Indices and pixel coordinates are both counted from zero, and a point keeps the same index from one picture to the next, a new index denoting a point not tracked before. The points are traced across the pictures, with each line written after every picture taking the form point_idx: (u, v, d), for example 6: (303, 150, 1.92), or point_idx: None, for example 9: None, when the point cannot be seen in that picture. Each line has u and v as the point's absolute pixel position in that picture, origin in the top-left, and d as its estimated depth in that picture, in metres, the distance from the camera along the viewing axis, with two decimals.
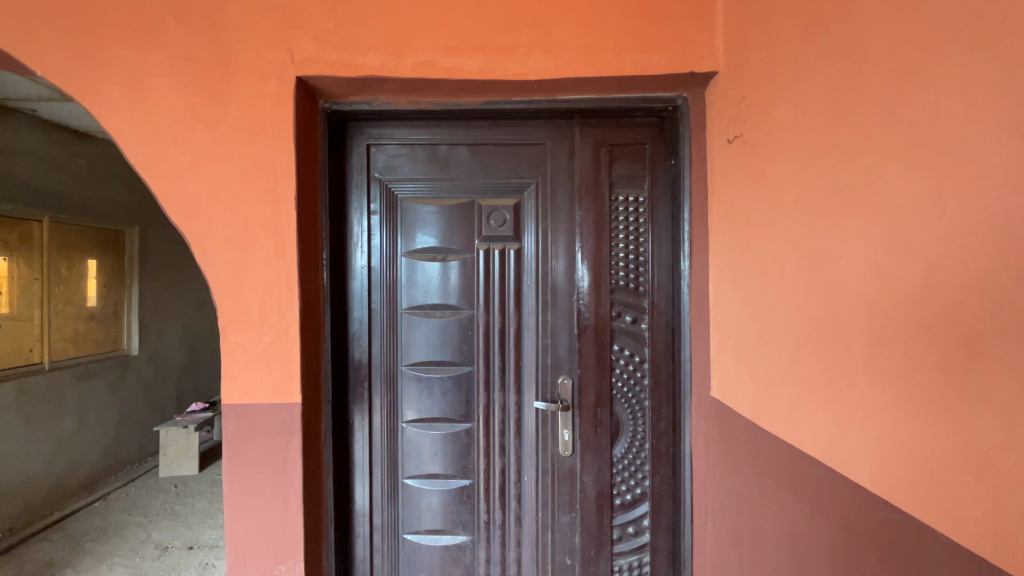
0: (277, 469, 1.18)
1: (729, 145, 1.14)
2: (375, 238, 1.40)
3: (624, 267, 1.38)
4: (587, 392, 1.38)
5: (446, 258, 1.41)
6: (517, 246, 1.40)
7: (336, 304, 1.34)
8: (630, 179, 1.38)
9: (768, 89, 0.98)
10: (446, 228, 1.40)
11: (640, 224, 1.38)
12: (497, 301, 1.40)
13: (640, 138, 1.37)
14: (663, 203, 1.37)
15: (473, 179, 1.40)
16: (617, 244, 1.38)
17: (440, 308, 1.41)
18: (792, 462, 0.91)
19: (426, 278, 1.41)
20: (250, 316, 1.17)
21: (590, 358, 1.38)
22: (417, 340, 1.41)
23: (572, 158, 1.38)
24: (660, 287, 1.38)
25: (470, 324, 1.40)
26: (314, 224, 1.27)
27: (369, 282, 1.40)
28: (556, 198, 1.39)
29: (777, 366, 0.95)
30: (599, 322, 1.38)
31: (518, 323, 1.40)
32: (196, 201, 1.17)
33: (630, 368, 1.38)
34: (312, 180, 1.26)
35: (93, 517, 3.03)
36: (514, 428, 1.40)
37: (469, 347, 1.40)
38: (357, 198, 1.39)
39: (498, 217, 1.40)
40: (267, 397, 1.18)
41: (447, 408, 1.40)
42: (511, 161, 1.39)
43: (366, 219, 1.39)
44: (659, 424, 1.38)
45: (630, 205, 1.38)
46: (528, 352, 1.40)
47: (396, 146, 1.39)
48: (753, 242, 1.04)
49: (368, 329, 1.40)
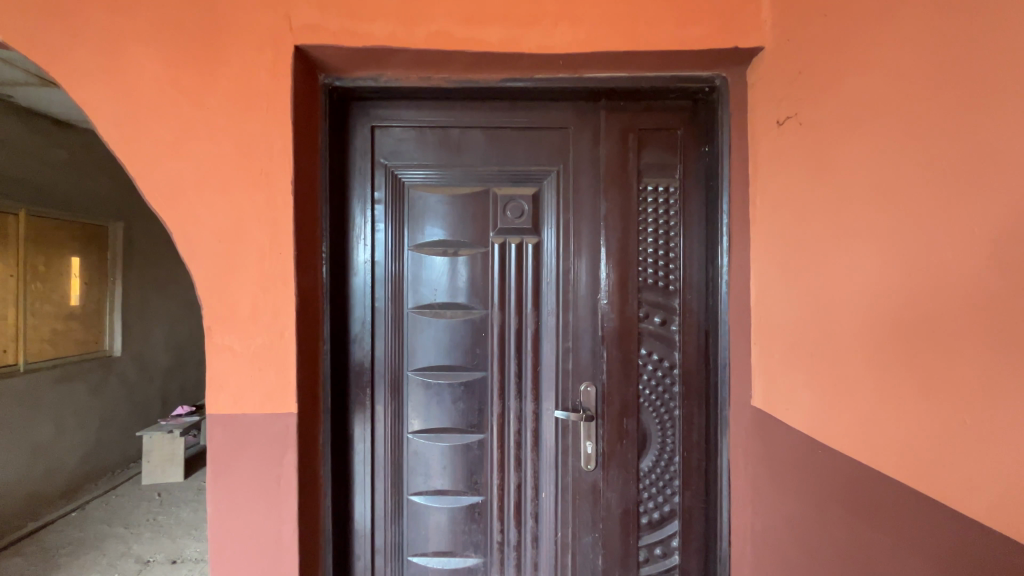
0: (270, 486, 1.04)
1: (779, 128, 1.02)
2: (380, 230, 1.27)
3: (653, 264, 1.26)
4: (611, 401, 1.26)
5: (457, 253, 1.28)
6: (536, 240, 1.28)
7: (335, 302, 1.21)
8: (659, 167, 1.26)
9: (835, 62, 0.86)
10: (458, 220, 1.28)
11: (671, 217, 1.26)
12: (513, 300, 1.28)
13: (671, 123, 1.26)
14: (696, 193, 1.26)
15: (488, 167, 1.27)
16: (645, 239, 1.26)
17: (450, 307, 1.28)
18: (866, 485, 0.79)
19: (434, 274, 1.28)
20: (240, 315, 1.04)
21: (615, 363, 1.26)
22: (424, 343, 1.28)
23: (597, 145, 1.26)
24: (692, 285, 1.26)
25: (483, 326, 1.28)
26: (313, 213, 1.14)
27: (373, 278, 1.27)
28: (579, 188, 1.26)
29: (845, 377, 0.84)
30: (626, 324, 1.26)
31: (536, 325, 1.28)
32: (179, 184, 1.03)
33: (659, 374, 1.26)
34: (310, 164, 1.13)
35: (70, 528, 2.86)
36: (531, 440, 1.28)
37: (483, 351, 1.28)
38: (359, 185, 1.26)
39: (515, 209, 1.27)
40: (258, 407, 1.04)
41: (457, 418, 1.28)
42: (529, 147, 1.27)
43: (369, 209, 1.26)
44: (690, 436, 1.26)
45: (660, 195, 1.26)
46: (547, 357, 1.27)
47: (404, 129, 1.26)
48: (813, 234, 0.92)
49: (372, 331, 1.27)
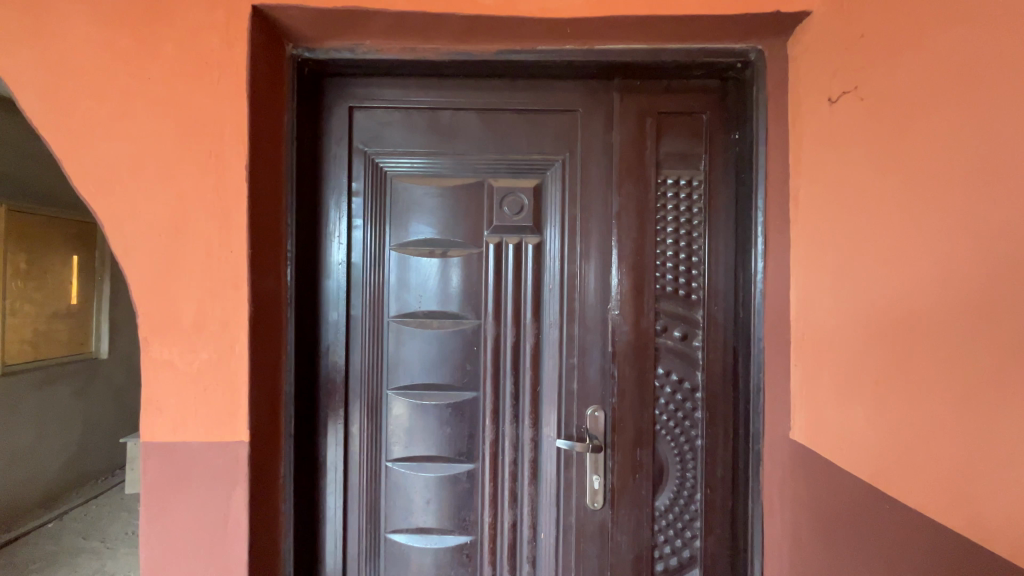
0: (215, 529, 0.88)
1: (833, 106, 0.85)
2: (357, 226, 1.10)
3: (673, 269, 1.08)
4: (623, 428, 1.08)
5: (446, 254, 1.11)
6: (537, 240, 1.10)
7: (300, 310, 1.04)
8: (681, 157, 1.09)
9: (912, 17, 0.69)
10: (447, 216, 1.11)
11: (693, 215, 1.08)
12: (510, 310, 1.10)
13: (695, 105, 1.08)
14: (724, 187, 1.08)
15: (482, 155, 1.10)
16: (663, 240, 1.08)
17: (438, 316, 1.11)
18: (955, 562, 0.60)
19: (419, 278, 1.11)
20: (183, 324, 0.87)
21: (628, 385, 1.08)
22: (407, 357, 1.11)
23: (608, 131, 1.09)
24: (718, 293, 1.08)
25: (476, 339, 1.10)
26: (276, 205, 0.97)
27: (348, 281, 1.10)
28: (587, 180, 1.09)
29: (927, 415, 0.65)
30: (641, 339, 1.08)
31: (536, 338, 1.10)
32: (113, 167, 0.87)
33: (678, 398, 1.08)
34: (273, 148, 0.96)
35: (45, 542, 2.71)
36: (528, 471, 1.10)
37: (475, 368, 1.10)
38: (334, 174, 1.09)
39: (514, 203, 1.10)
40: (201, 434, 0.87)
41: (443, 444, 1.10)
42: (531, 132, 1.10)
43: (345, 202, 1.09)
44: (714, 470, 1.08)
45: (681, 189, 1.09)
46: (548, 376, 1.10)
47: (387, 110, 1.10)
48: (879, 234, 0.74)
49: (346, 342, 1.10)
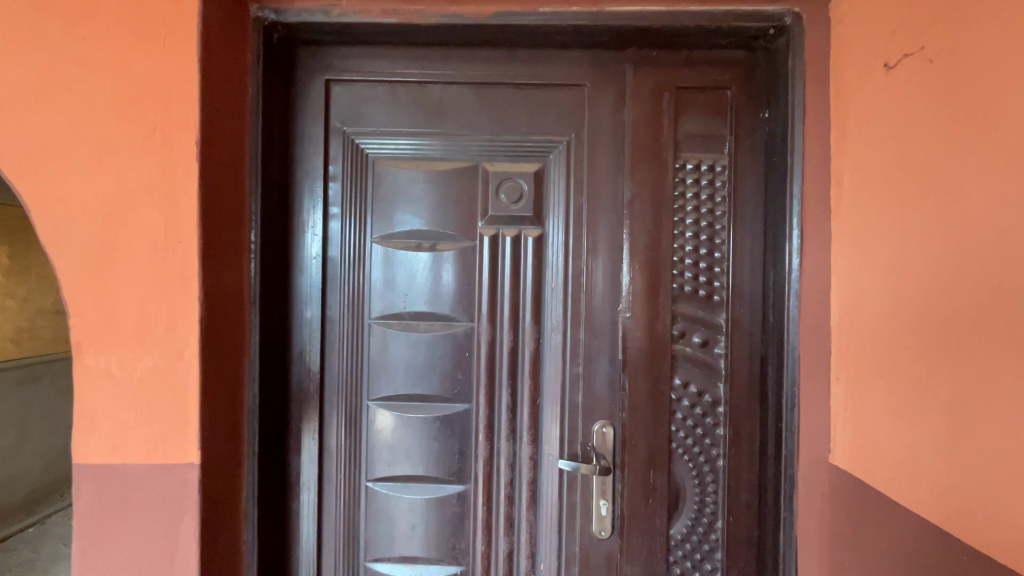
0: (161, 566, 0.75)
1: (890, 73, 0.71)
2: (334, 215, 0.97)
3: (692, 266, 0.95)
4: (634, 446, 0.95)
5: (435, 247, 0.98)
6: (538, 233, 0.97)
7: (265, 310, 0.91)
8: (702, 139, 0.95)
9: None
10: (436, 204, 0.98)
11: (716, 204, 0.95)
12: (506, 311, 0.97)
13: (719, 80, 0.95)
14: (752, 172, 0.94)
15: (476, 135, 0.97)
16: (681, 233, 0.95)
17: (426, 318, 0.98)
18: None
19: (403, 275, 0.98)
20: (123, 327, 0.75)
21: (640, 398, 0.95)
22: (390, 364, 0.98)
23: (619, 108, 0.96)
24: (743, 294, 0.95)
25: (468, 345, 0.97)
26: (237, 189, 0.84)
27: (323, 278, 0.97)
28: (596, 164, 0.96)
29: None
30: (655, 346, 0.95)
31: (536, 345, 0.97)
32: (40, 142, 0.74)
33: (698, 412, 0.96)
34: (233, 124, 0.83)
35: (24, 549, 2.60)
36: (527, 494, 0.97)
37: (467, 377, 0.97)
38: (307, 156, 0.96)
39: (512, 191, 0.97)
40: (144, 455, 0.75)
41: (430, 463, 0.98)
42: (532, 110, 0.97)
43: (320, 189, 0.96)
44: (738, 494, 0.95)
45: (703, 175, 0.95)
46: (549, 387, 0.97)
47: (368, 84, 0.97)
48: (953, 224, 0.61)
49: (320, 347, 0.97)
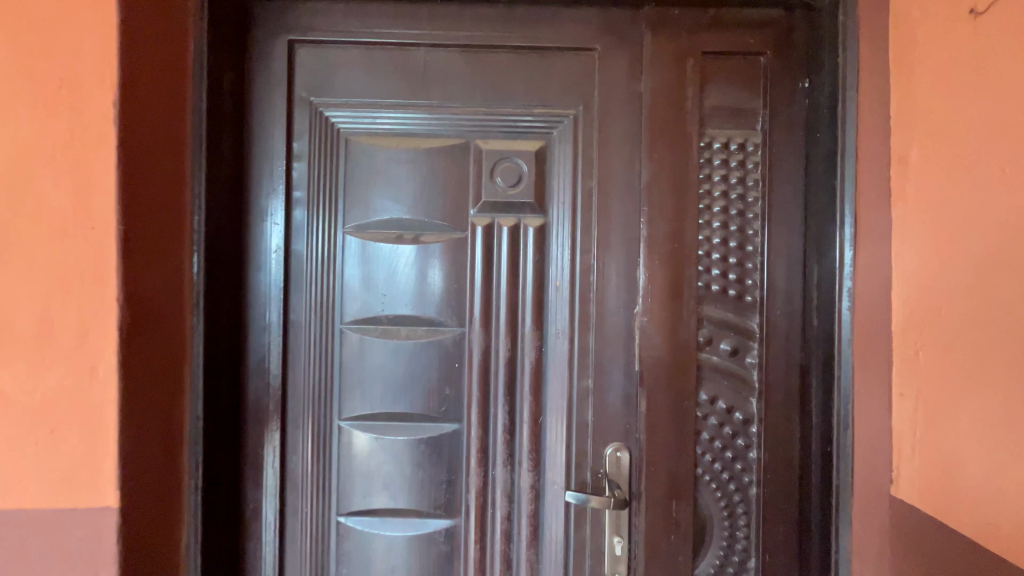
0: None
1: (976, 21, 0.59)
2: (298, 201, 0.82)
3: (720, 262, 0.81)
4: (653, 472, 0.81)
5: (419, 239, 0.83)
6: (539, 222, 0.83)
7: (212, 314, 0.76)
8: (731, 114, 0.82)
9: None
10: (420, 188, 0.83)
11: (747, 190, 0.82)
12: (503, 315, 0.83)
13: (752, 43, 0.81)
14: (790, 152, 0.81)
15: (467, 108, 0.83)
16: (708, 223, 0.81)
17: (408, 323, 0.83)
18: None
19: (382, 272, 0.83)
20: (19, 336, 0.59)
21: (660, 415, 0.81)
22: (365, 378, 0.83)
23: (634, 77, 0.82)
24: (781, 295, 0.81)
25: (458, 355, 0.83)
26: (174, 167, 0.69)
27: (286, 276, 0.81)
28: (607, 142, 0.82)
29: None
30: (678, 355, 0.81)
31: (538, 354, 0.82)
32: None
33: (726, 432, 0.82)
34: (168, 88, 0.69)
35: None
36: (527, 531, 0.83)
37: (457, 393, 0.83)
38: (264, 131, 0.81)
39: (509, 173, 0.83)
40: (45, 497, 0.60)
41: (412, 493, 0.83)
42: (533, 78, 0.83)
43: (281, 170, 0.81)
44: (774, 528, 0.81)
45: (732, 155, 0.82)
46: (553, 404, 0.82)
47: (340, 46, 0.82)
48: None
49: (281, 358, 0.81)
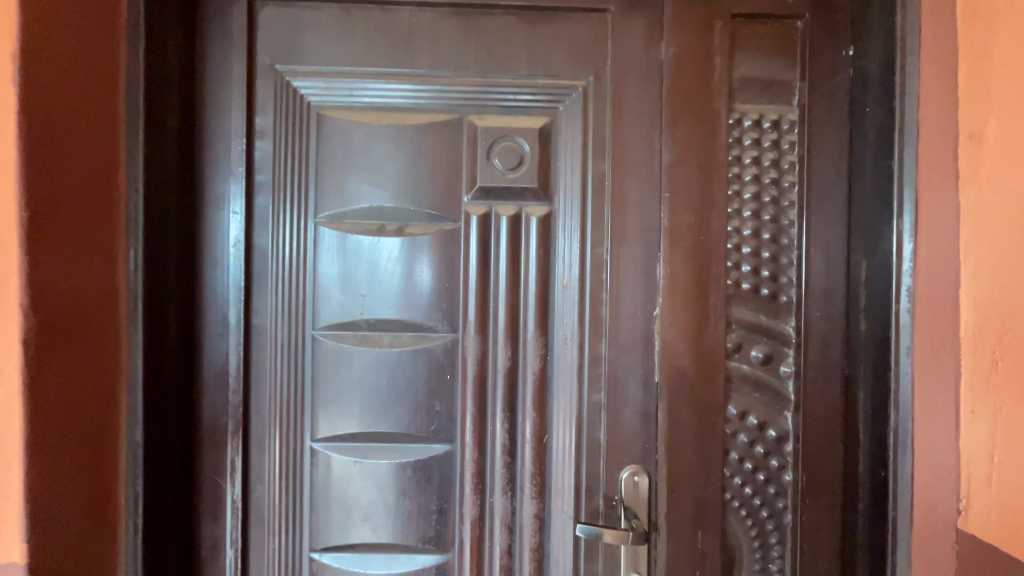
0: None
1: None
2: (260, 186, 0.69)
3: (752, 257, 0.71)
4: (675, 499, 0.70)
5: (404, 231, 0.71)
6: (543, 211, 0.71)
7: (154, 321, 0.64)
8: (763, 86, 0.71)
9: None
10: (405, 172, 0.71)
11: (783, 174, 0.71)
12: (502, 319, 0.71)
13: (790, 5, 0.70)
14: (832, 130, 0.70)
15: (459, 79, 0.71)
16: (737, 212, 0.71)
17: (392, 329, 0.71)
18: None
19: (361, 268, 0.71)
20: None
21: (683, 434, 0.70)
22: (342, 392, 0.71)
23: (654, 44, 0.71)
24: (821, 295, 0.71)
25: (449, 365, 0.71)
26: (101, 147, 0.58)
27: (246, 273, 0.69)
28: (623, 118, 0.71)
29: None
30: (703, 364, 0.70)
31: (542, 364, 0.71)
32: None
33: (758, 452, 0.71)
34: (95, 53, 0.57)
35: None
36: (530, 567, 0.72)
37: (448, 409, 0.71)
38: (220, 104, 0.68)
39: (508, 154, 0.71)
40: None
41: (397, 525, 0.71)
42: (536, 44, 0.71)
43: (239, 149, 0.68)
44: (813, 562, 0.71)
45: (765, 134, 0.71)
46: (560, 421, 0.71)
47: (310, 4, 0.70)
48: None
49: (242, 370, 0.69)
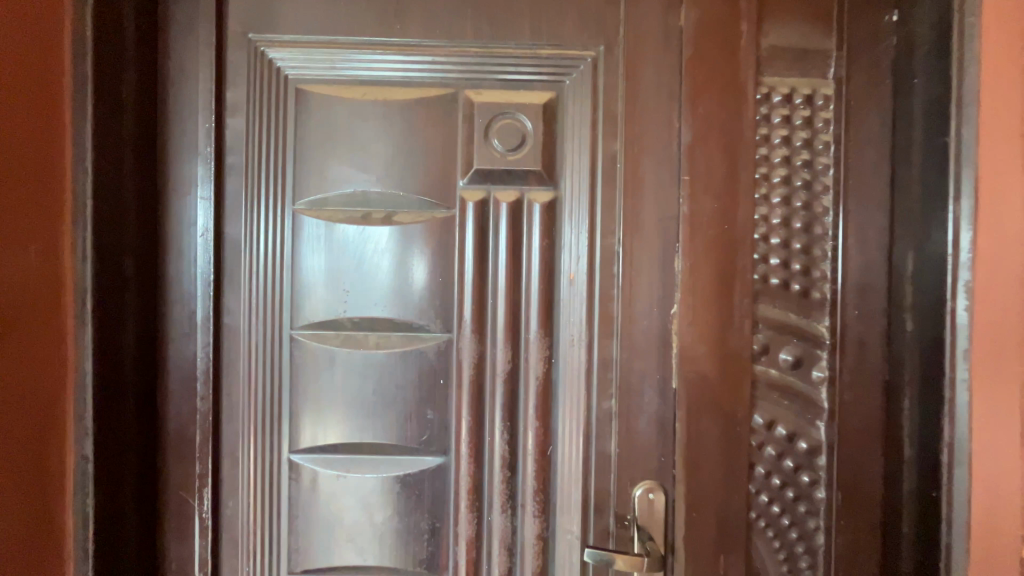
0: None
1: None
2: (231, 169, 0.62)
3: (781, 248, 0.63)
4: (694, 518, 0.63)
5: (392, 219, 0.64)
6: (548, 197, 0.64)
7: (107, 319, 0.56)
8: (795, 57, 0.63)
9: None
10: (393, 153, 0.64)
11: (817, 156, 0.63)
12: (501, 317, 0.64)
13: None
14: (872, 106, 0.63)
15: (453, 49, 0.64)
16: (765, 198, 0.63)
17: (379, 328, 0.64)
18: None
19: (344, 261, 0.64)
20: None
21: (703, 446, 0.63)
22: (324, 399, 0.64)
23: (672, 9, 0.63)
24: (859, 291, 0.63)
25: (443, 369, 0.64)
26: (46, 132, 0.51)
27: (216, 266, 0.62)
28: (637, 93, 0.63)
29: None
30: (726, 368, 0.63)
31: (545, 368, 0.64)
32: None
33: (787, 466, 0.64)
34: (40, 28, 0.52)
35: None
36: None
37: (441, 418, 0.64)
38: (185, 77, 0.61)
39: (508, 133, 0.64)
40: None
41: (385, 547, 0.64)
42: (540, 9, 0.64)
43: (207, 128, 0.61)
44: None
45: (797, 110, 0.63)
46: (566, 431, 0.64)
47: None
48: None
49: (211, 374, 0.62)
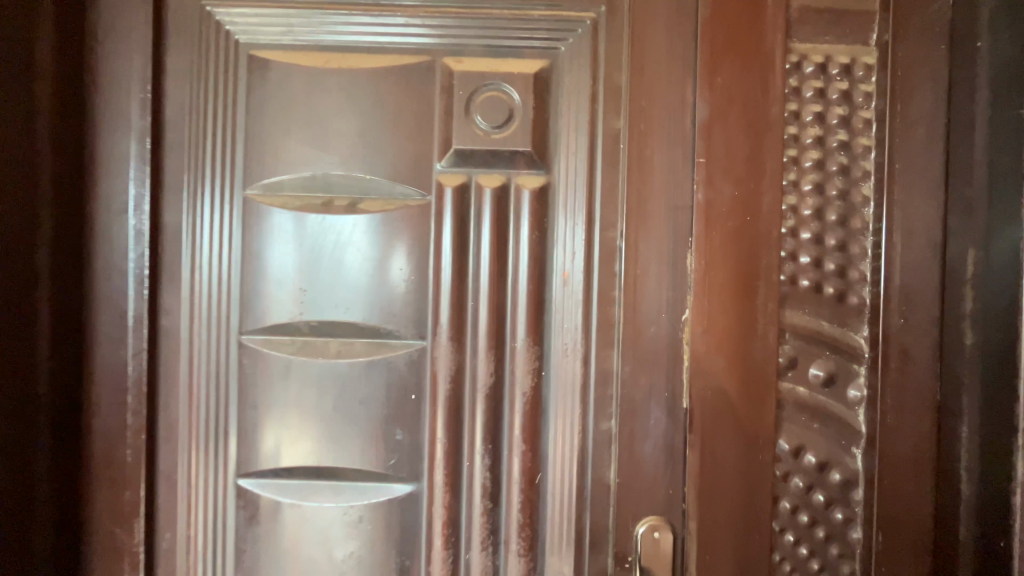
0: None
1: None
2: (171, 147, 0.54)
3: (812, 243, 0.54)
4: (708, 561, 0.54)
5: (358, 208, 0.55)
6: (539, 182, 0.55)
7: (16, 319, 0.48)
8: (831, 21, 0.54)
9: None
10: (360, 132, 0.55)
11: (856, 136, 0.54)
12: (483, 322, 0.55)
13: None
14: (923, 78, 0.53)
15: (431, 10, 0.55)
16: (794, 185, 0.54)
17: (342, 334, 0.55)
18: None
19: (303, 255, 0.55)
20: None
21: (718, 477, 0.54)
22: (276, 414, 0.55)
23: None
24: (908, 295, 0.53)
25: (415, 381, 0.55)
26: None
27: (153, 259, 0.53)
28: (644, 61, 0.54)
29: None
30: (746, 385, 0.54)
31: (534, 382, 0.55)
32: None
33: (818, 501, 0.54)
34: None
35: None
36: None
37: (412, 439, 0.55)
38: (118, 41, 0.53)
39: (493, 108, 0.55)
40: None
41: None
42: None
43: (142, 100, 0.53)
44: None
45: (833, 82, 0.54)
46: (557, 455, 0.55)
47: None
48: None
49: (145, 385, 0.53)
